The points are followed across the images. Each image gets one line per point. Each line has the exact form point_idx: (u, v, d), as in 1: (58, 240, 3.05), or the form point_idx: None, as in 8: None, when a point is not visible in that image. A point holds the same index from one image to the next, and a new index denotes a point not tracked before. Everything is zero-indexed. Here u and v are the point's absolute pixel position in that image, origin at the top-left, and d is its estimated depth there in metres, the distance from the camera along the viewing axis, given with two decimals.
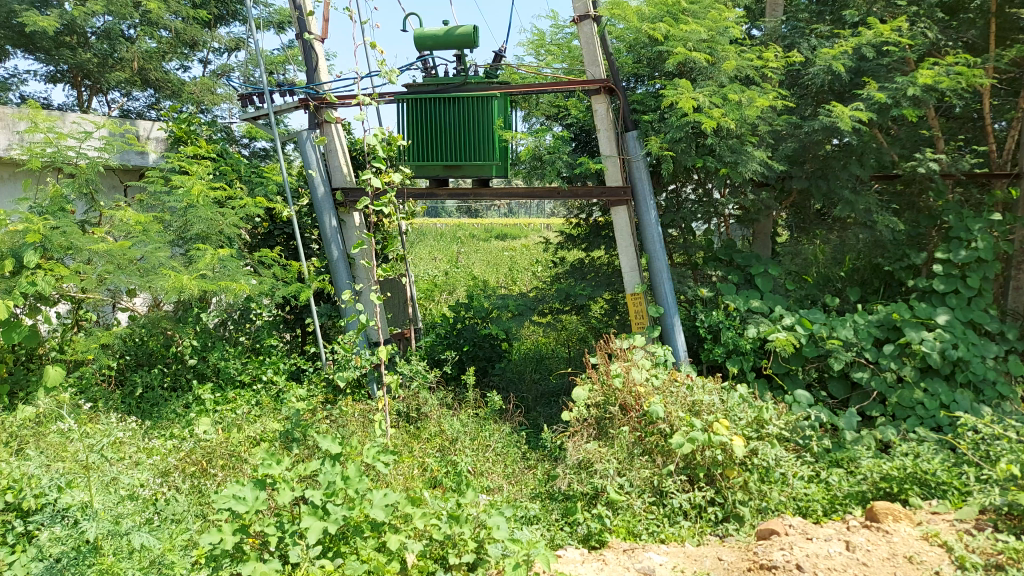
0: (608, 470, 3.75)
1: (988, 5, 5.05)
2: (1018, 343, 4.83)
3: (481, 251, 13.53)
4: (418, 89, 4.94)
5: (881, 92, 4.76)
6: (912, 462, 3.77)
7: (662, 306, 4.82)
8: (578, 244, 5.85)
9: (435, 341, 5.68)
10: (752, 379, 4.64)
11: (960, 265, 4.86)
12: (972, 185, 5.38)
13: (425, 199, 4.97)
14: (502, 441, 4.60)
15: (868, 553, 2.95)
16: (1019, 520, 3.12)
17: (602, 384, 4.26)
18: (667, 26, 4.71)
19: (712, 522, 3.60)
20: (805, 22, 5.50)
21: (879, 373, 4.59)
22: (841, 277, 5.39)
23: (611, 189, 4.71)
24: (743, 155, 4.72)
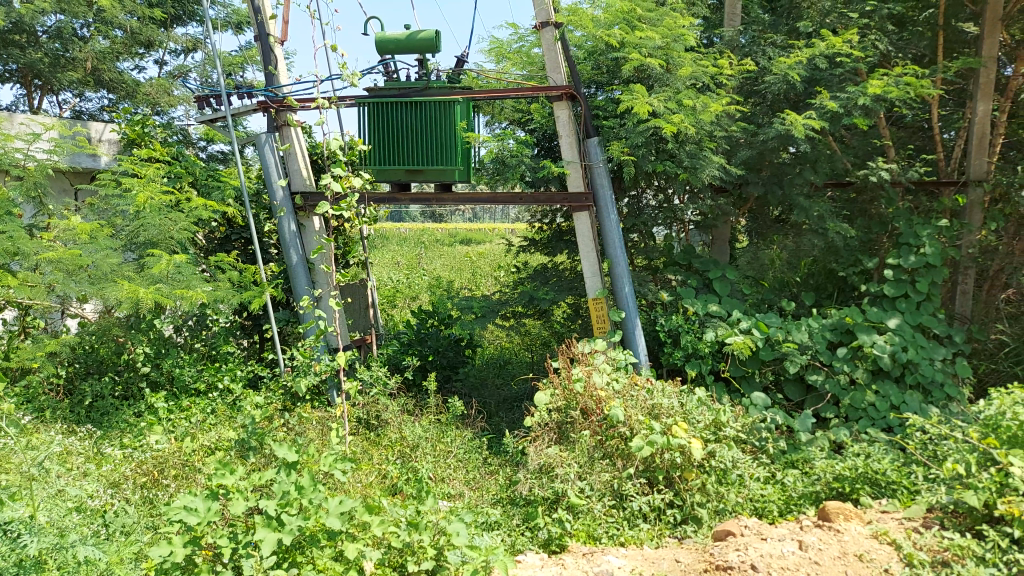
0: (568, 475, 3.77)
1: (936, 18, 5.29)
2: (965, 345, 4.99)
3: (444, 256, 13.51)
4: (380, 93, 4.90)
5: (832, 101, 4.90)
6: (863, 462, 3.87)
7: (623, 310, 4.88)
8: (541, 249, 5.88)
9: (397, 348, 5.66)
10: (710, 382, 4.70)
11: (910, 270, 5.01)
12: (921, 193, 5.55)
13: (387, 204, 4.97)
14: (464, 447, 4.61)
15: (820, 552, 3.01)
16: (964, 517, 3.22)
17: (564, 389, 4.28)
18: (623, 33, 4.78)
19: (671, 524, 3.64)
20: (761, 33, 5.66)
21: (833, 375, 4.69)
22: (797, 283, 5.51)
23: (573, 196, 4.76)
24: (701, 161, 4.80)
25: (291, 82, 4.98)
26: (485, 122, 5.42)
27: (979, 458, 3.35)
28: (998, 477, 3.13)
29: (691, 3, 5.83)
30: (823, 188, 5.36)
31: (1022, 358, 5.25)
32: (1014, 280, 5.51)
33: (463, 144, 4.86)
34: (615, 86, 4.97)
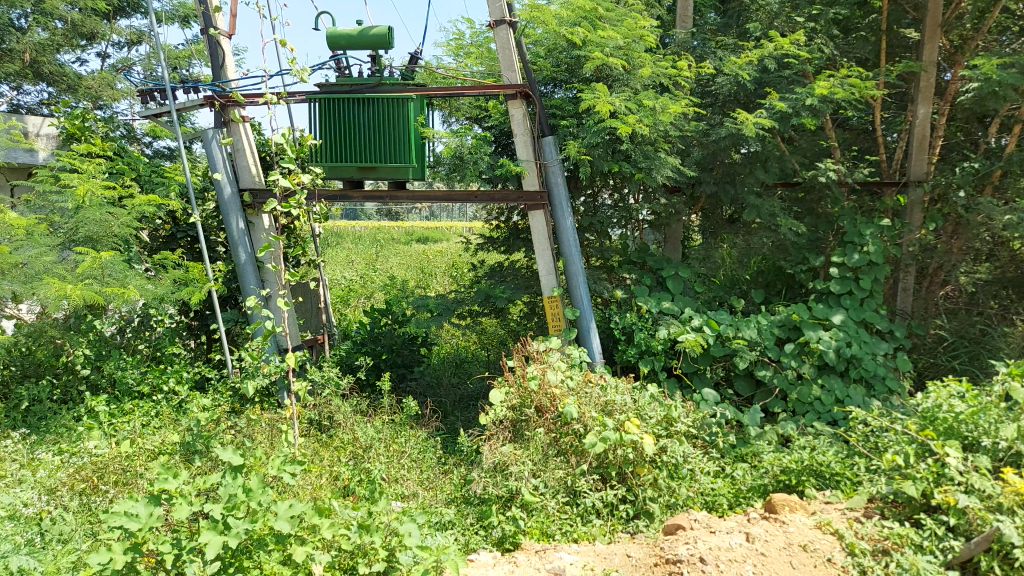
0: (523, 472, 3.77)
1: (880, 23, 5.46)
2: (905, 340, 5.16)
3: (400, 254, 13.40)
4: (331, 89, 4.83)
5: (781, 102, 5.02)
6: (809, 455, 3.97)
7: (577, 309, 4.91)
8: (497, 248, 5.86)
9: (350, 348, 5.57)
10: (663, 379, 4.76)
11: (854, 268, 5.16)
12: (865, 193, 5.73)
13: (339, 201, 4.90)
14: (418, 447, 4.58)
15: (766, 544, 3.07)
16: (903, 506, 3.32)
17: (519, 387, 4.28)
18: (585, 32, 4.79)
19: (624, 519, 3.67)
20: (713, 34, 5.76)
21: (781, 370, 4.79)
22: (747, 280, 5.63)
23: (528, 194, 4.77)
24: (656, 162, 4.85)
25: (239, 76, 4.86)
26: (441, 118, 5.40)
27: (917, 450, 3.45)
28: (934, 467, 3.24)
29: (648, 4, 5.89)
30: (773, 188, 5.48)
31: (958, 352, 5.45)
32: (952, 277, 5.73)
33: (418, 142, 4.81)
34: (575, 85, 4.99)
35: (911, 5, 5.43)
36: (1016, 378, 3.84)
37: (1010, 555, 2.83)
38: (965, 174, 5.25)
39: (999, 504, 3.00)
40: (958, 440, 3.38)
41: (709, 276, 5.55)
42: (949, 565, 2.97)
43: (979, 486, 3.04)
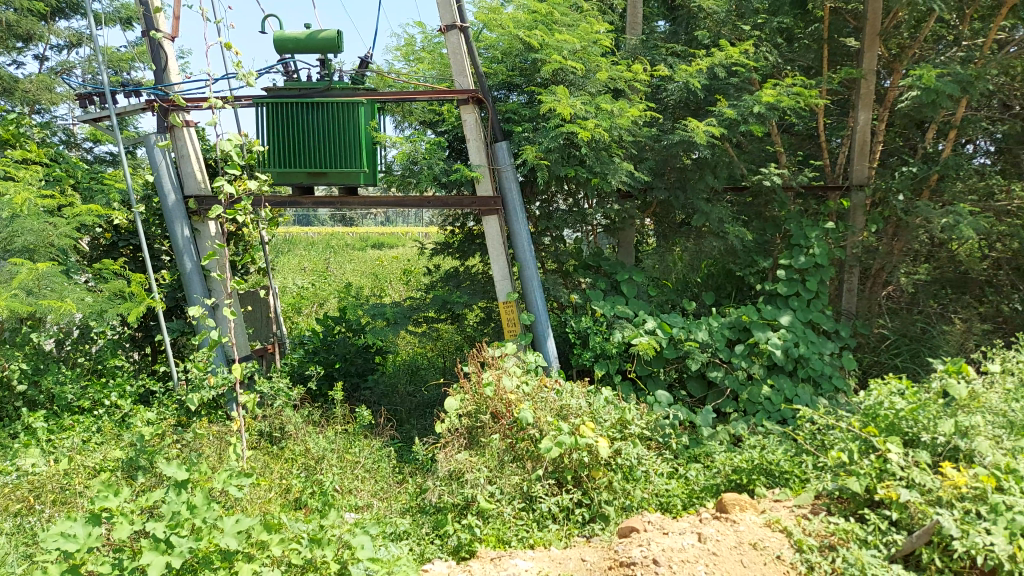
0: (478, 479, 3.74)
1: (823, 32, 5.63)
2: (850, 340, 5.31)
3: (353, 261, 13.25)
4: (279, 93, 4.71)
5: (730, 109, 5.12)
6: (759, 453, 4.04)
7: (533, 313, 4.92)
8: (453, 253, 5.83)
9: (302, 358, 5.47)
10: (618, 382, 4.79)
11: (801, 270, 5.28)
12: (811, 197, 5.89)
13: (289, 207, 4.86)
14: (372, 457, 4.51)
15: (718, 543, 3.10)
16: (848, 502, 3.40)
17: (474, 393, 4.24)
18: (543, 35, 4.78)
19: (579, 523, 3.68)
20: (663, 42, 5.85)
21: (732, 371, 4.87)
22: (698, 283, 5.72)
23: (482, 199, 4.76)
24: (611, 167, 4.88)
25: (183, 79, 4.72)
26: (393, 123, 5.35)
27: (860, 446, 3.54)
28: (877, 463, 3.33)
29: (601, 10, 5.93)
30: (722, 193, 5.58)
31: (900, 351, 5.64)
32: (893, 278, 5.92)
33: (370, 146, 4.74)
34: (530, 90, 4.99)
35: (852, 14, 5.60)
36: (952, 375, 3.96)
37: (949, 547, 2.91)
38: (905, 179, 5.46)
39: (937, 497, 3.07)
40: (900, 437, 3.47)
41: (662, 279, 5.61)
42: (892, 558, 3.04)
43: (920, 481, 3.12)
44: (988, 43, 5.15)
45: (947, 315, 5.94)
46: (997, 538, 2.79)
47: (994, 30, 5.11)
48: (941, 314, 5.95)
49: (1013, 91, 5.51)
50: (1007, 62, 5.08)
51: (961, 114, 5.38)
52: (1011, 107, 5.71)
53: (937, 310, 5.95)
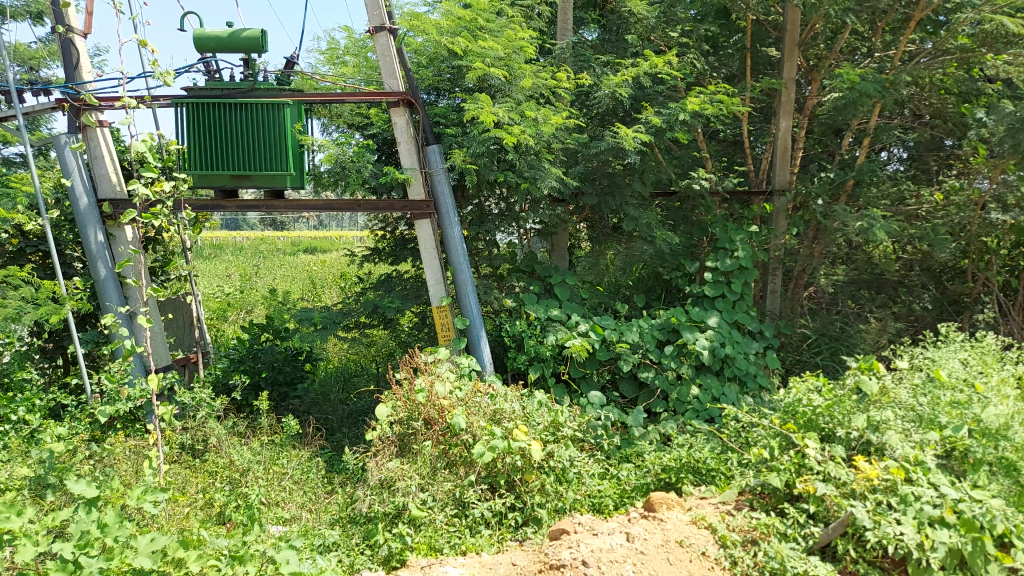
0: (410, 487, 3.68)
1: (744, 42, 5.86)
2: (773, 339, 5.48)
3: (284, 265, 12.91)
4: (199, 93, 4.55)
5: (656, 117, 5.21)
6: (687, 452, 4.11)
7: (467, 318, 4.89)
8: (384, 258, 5.73)
9: (226, 367, 5.27)
10: (552, 385, 4.81)
11: (727, 272, 5.43)
12: (735, 202, 6.06)
13: (210, 211, 4.66)
14: (300, 468, 4.37)
15: (645, 542, 3.12)
16: (770, 497, 3.51)
17: (406, 400, 4.16)
18: (466, 42, 4.76)
19: (512, 528, 3.67)
20: (592, 49, 5.91)
21: (662, 371, 4.95)
22: (630, 285, 5.81)
23: (414, 203, 4.71)
24: (540, 171, 4.88)
25: (95, 78, 4.48)
26: (321, 126, 5.22)
27: (780, 442, 3.64)
28: (796, 459, 3.42)
29: (528, 17, 5.96)
30: (651, 198, 5.68)
31: (820, 349, 5.85)
32: (814, 279, 6.15)
33: (296, 148, 4.60)
34: (459, 95, 4.96)
35: (773, 26, 5.80)
36: (864, 372, 4.11)
37: (862, 538, 3.07)
38: (824, 183, 5.68)
39: (851, 490, 3.18)
40: (817, 433, 3.58)
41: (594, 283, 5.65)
42: (811, 550, 3.16)
43: (835, 475, 3.21)
44: (898, 55, 5.39)
45: (864, 314, 6.20)
46: (906, 527, 2.89)
47: (904, 43, 5.35)
48: (858, 314, 6.28)
49: (923, 100, 5.79)
50: (915, 73, 5.33)
51: (875, 122, 5.65)
52: (921, 116, 6.02)
53: (854, 310, 6.29)
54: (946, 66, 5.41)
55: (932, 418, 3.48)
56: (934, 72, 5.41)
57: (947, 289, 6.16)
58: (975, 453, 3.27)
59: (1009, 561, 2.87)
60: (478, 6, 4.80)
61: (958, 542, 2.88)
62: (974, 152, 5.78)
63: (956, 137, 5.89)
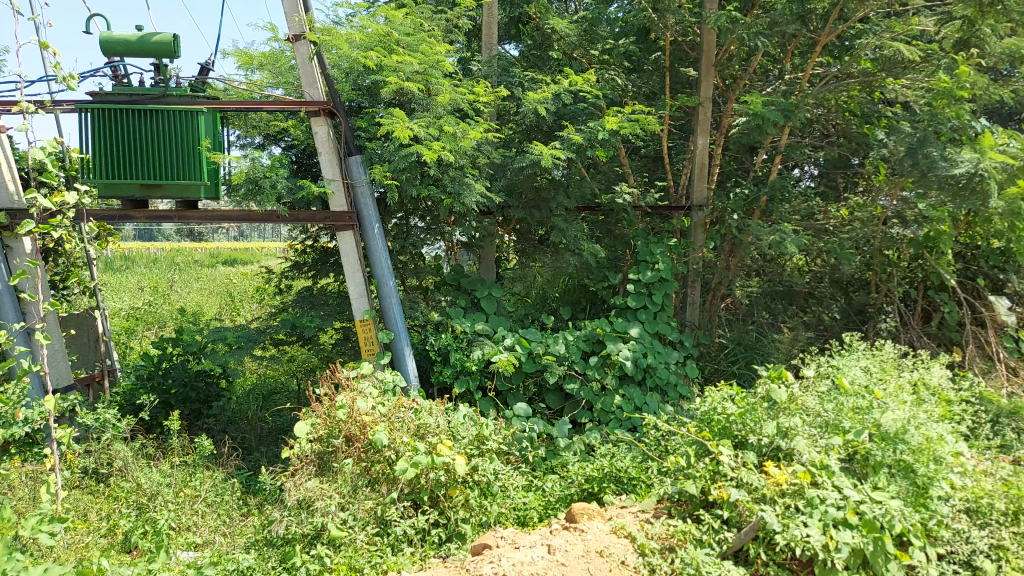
0: (329, 507, 3.55)
1: (663, 61, 6.00)
2: (693, 349, 5.63)
3: (202, 278, 12.40)
4: (107, 98, 4.32)
5: (574, 133, 5.29)
6: (609, 461, 4.15)
7: (391, 331, 4.83)
8: (305, 272, 5.59)
9: (134, 385, 5.00)
10: (478, 398, 4.78)
11: (647, 285, 5.55)
12: (656, 216, 6.20)
13: (117, 223, 4.44)
14: (215, 490, 4.18)
15: (566, 553, 3.18)
16: (687, 504, 3.57)
17: (326, 417, 4.02)
18: (380, 56, 4.67)
19: (436, 544, 3.61)
20: (515, 64, 5.95)
21: (587, 382, 5.00)
22: (555, 298, 5.88)
23: (335, 215, 4.63)
24: (465, 185, 4.84)
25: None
26: (235, 136, 5.06)
27: (697, 450, 3.71)
28: (711, 466, 3.51)
29: (451, 31, 5.95)
30: (576, 213, 5.75)
31: (736, 358, 6.04)
32: (731, 291, 6.36)
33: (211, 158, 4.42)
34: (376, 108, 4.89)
35: (689, 46, 6.04)
36: (775, 380, 4.24)
37: (772, 541, 3.16)
38: (738, 200, 5.92)
39: (762, 494, 3.30)
40: (730, 440, 3.69)
41: (521, 296, 5.67)
42: (724, 555, 3.24)
43: (747, 480, 3.32)
44: (806, 77, 5.66)
45: (778, 323, 6.51)
46: (812, 529, 3.01)
47: (810, 66, 5.63)
48: (772, 323, 6.53)
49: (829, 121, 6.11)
50: (819, 94, 5.62)
51: (785, 140, 5.91)
52: (830, 136, 6.40)
53: (768, 320, 6.53)
54: (848, 89, 5.74)
55: (836, 423, 3.62)
56: (838, 94, 5.74)
57: (854, 299, 6.48)
58: (876, 456, 3.43)
59: (907, 558, 3.03)
60: (393, 18, 4.74)
61: (861, 542, 3.01)
62: (875, 170, 6.12)
63: (861, 156, 6.29)
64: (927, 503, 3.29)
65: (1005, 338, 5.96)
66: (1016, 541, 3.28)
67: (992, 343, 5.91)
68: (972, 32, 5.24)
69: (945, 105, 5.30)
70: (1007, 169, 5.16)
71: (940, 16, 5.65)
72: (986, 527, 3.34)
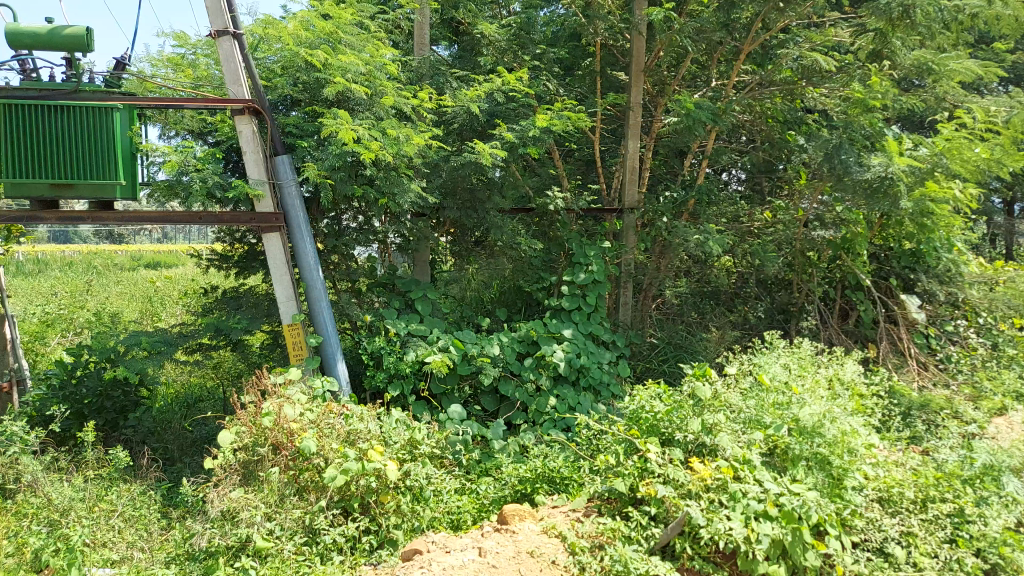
0: (255, 517, 3.43)
1: (593, 67, 6.11)
2: (626, 348, 5.71)
3: (121, 282, 11.84)
4: (13, 93, 4.08)
5: (508, 133, 5.30)
6: (542, 462, 4.18)
7: (321, 335, 4.72)
8: (231, 268, 5.34)
9: (44, 395, 4.72)
10: (412, 402, 4.73)
11: (581, 286, 5.60)
12: (590, 218, 6.28)
13: (25, 224, 4.17)
14: (133, 503, 4.00)
15: (497, 555, 3.19)
16: (616, 502, 3.63)
17: (251, 425, 3.85)
18: (325, 54, 4.57)
19: (366, 551, 3.54)
20: (450, 67, 5.94)
21: (522, 383, 5.01)
22: (490, 299, 5.87)
23: (261, 216, 4.49)
24: (400, 187, 4.75)
25: None
26: (157, 131, 4.75)
27: (625, 448, 3.77)
28: (639, 464, 3.57)
29: (387, 30, 5.89)
30: (510, 215, 5.77)
31: (666, 357, 6.05)
32: (661, 292, 6.49)
33: (128, 156, 4.21)
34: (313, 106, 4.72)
35: (621, 53, 6.17)
36: (699, 378, 4.33)
37: (697, 535, 3.24)
38: (667, 202, 5.93)
39: (688, 490, 3.36)
40: (657, 437, 3.76)
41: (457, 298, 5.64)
42: (652, 551, 3.29)
43: (673, 477, 3.37)
44: (730, 84, 5.84)
45: (706, 323, 6.62)
46: (735, 522, 3.09)
47: (734, 74, 5.83)
48: (701, 322, 6.64)
49: (754, 127, 6.31)
50: (745, 100, 5.82)
51: (711, 145, 6.08)
52: (756, 142, 6.63)
53: (697, 319, 6.64)
54: (772, 96, 5.96)
55: (757, 419, 3.71)
56: (761, 102, 5.94)
57: (777, 298, 6.73)
58: (794, 449, 3.53)
59: (823, 547, 3.16)
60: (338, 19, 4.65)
61: (780, 533, 3.11)
62: (796, 174, 6.38)
63: (784, 160, 6.48)
64: (842, 493, 3.44)
65: (916, 336, 6.29)
66: (925, 528, 3.44)
67: (903, 339, 6.23)
68: (884, 43, 5.44)
69: (858, 113, 5.63)
70: (914, 172, 5.45)
71: (855, 28, 5.94)
72: (897, 515, 3.50)
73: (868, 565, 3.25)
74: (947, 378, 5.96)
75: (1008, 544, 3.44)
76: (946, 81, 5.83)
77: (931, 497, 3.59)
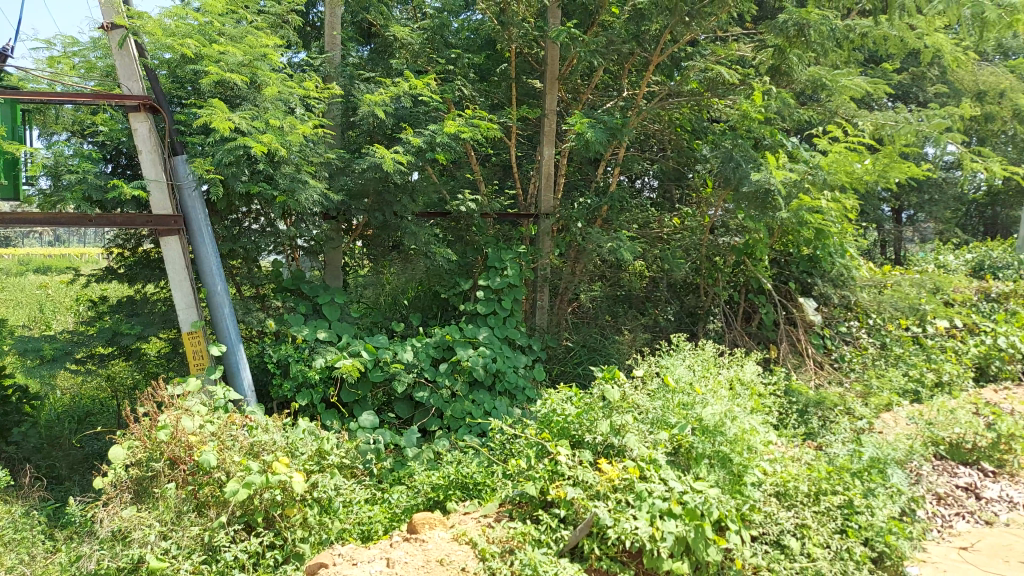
0: (149, 536, 3.22)
1: (508, 73, 6.17)
2: (541, 352, 5.73)
3: (9, 287, 11.02)
4: None
5: (417, 138, 5.22)
6: (455, 469, 4.15)
7: (224, 343, 4.51)
8: (120, 279, 5.03)
9: None
10: (322, 410, 4.59)
11: (497, 291, 5.58)
12: (506, 223, 6.30)
13: None
14: (14, 525, 3.70)
15: (405, 565, 3.12)
16: (527, 505, 3.63)
17: (145, 439, 3.63)
18: (198, 44, 4.30)
19: (270, 568, 3.34)
20: (358, 69, 5.83)
21: (437, 390, 4.94)
22: (405, 304, 5.77)
23: (158, 218, 4.25)
24: (302, 186, 4.56)
25: None
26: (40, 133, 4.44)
27: (537, 451, 3.78)
28: (550, 466, 3.59)
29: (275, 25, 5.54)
30: (424, 220, 5.71)
31: (581, 360, 6.00)
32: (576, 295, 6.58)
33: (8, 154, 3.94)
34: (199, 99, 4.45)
35: (536, 60, 6.22)
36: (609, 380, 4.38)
37: (605, 535, 3.27)
38: (581, 208, 6.02)
39: (597, 490, 3.40)
40: (568, 440, 3.80)
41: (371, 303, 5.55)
42: (561, 553, 3.31)
43: (583, 478, 3.41)
44: (641, 94, 5.94)
45: (619, 326, 6.65)
46: (640, 521, 3.14)
47: (643, 84, 5.94)
48: (614, 325, 6.64)
49: (663, 135, 6.50)
50: (654, 110, 5.95)
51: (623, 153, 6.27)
52: (665, 150, 6.84)
53: (612, 322, 6.69)
54: (680, 106, 6.13)
55: (664, 419, 3.80)
56: (670, 111, 6.10)
57: (686, 302, 6.95)
58: (697, 448, 3.61)
59: (723, 542, 3.23)
60: (214, 8, 4.43)
61: (683, 531, 3.18)
62: (703, 183, 6.60)
63: (691, 168, 6.69)
64: (742, 489, 3.54)
65: (813, 337, 6.64)
66: (818, 519, 3.63)
67: (802, 340, 6.58)
68: (783, 59, 5.78)
69: (752, 124, 5.90)
70: (798, 183, 5.78)
71: (755, 44, 6.20)
72: (792, 508, 3.66)
73: (765, 557, 3.40)
74: (841, 376, 6.32)
75: (892, 532, 3.67)
76: (837, 98, 6.18)
77: (824, 490, 3.77)
